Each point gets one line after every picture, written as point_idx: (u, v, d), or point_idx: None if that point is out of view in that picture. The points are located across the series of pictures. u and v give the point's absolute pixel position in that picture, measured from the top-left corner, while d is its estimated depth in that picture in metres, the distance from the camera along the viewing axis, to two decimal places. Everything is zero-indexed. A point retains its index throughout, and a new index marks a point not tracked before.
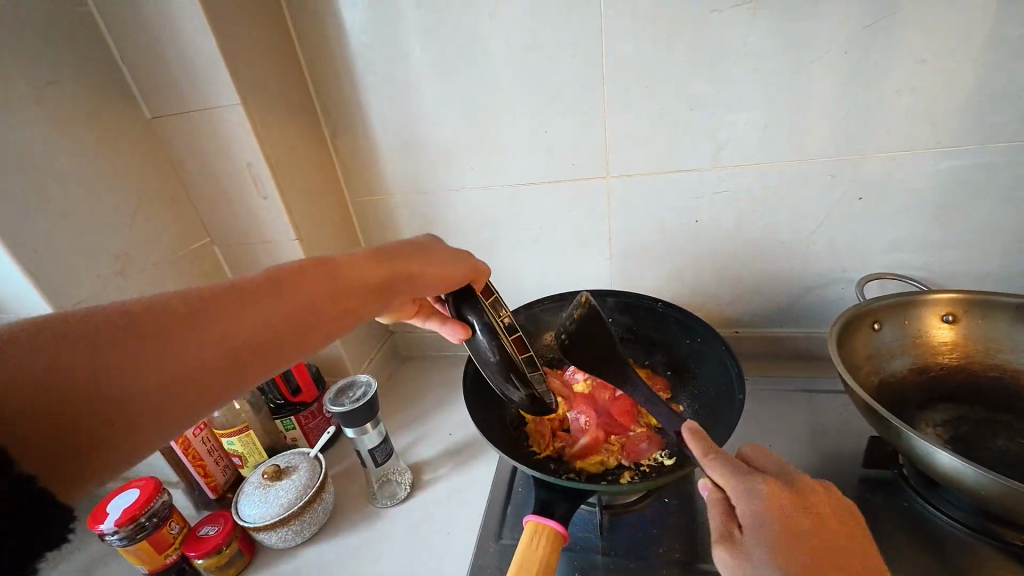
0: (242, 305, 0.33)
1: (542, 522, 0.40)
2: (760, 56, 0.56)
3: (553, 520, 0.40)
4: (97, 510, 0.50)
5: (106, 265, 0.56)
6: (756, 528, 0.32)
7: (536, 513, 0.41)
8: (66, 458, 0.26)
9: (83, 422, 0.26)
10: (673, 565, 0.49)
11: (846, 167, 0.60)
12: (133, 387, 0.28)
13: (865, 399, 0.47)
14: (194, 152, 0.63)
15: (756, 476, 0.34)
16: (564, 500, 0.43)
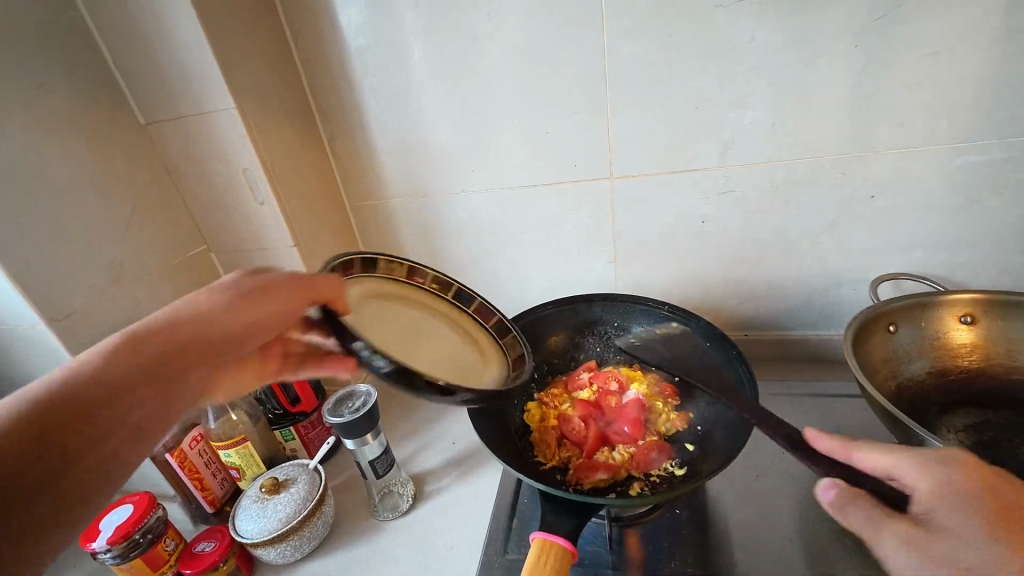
0: (137, 351, 0.34)
1: (551, 539, 0.38)
2: (768, 52, 0.55)
3: (561, 537, 0.38)
4: (90, 527, 0.49)
5: (100, 275, 0.55)
6: (943, 503, 0.32)
7: (542, 528, 0.39)
8: (68, 516, 0.31)
9: (56, 489, 0.30)
10: None
11: (858, 164, 0.59)
12: (79, 451, 0.31)
13: (884, 405, 0.45)
14: (190, 158, 0.61)
15: (943, 455, 0.34)
16: (570, 516, 0.40)
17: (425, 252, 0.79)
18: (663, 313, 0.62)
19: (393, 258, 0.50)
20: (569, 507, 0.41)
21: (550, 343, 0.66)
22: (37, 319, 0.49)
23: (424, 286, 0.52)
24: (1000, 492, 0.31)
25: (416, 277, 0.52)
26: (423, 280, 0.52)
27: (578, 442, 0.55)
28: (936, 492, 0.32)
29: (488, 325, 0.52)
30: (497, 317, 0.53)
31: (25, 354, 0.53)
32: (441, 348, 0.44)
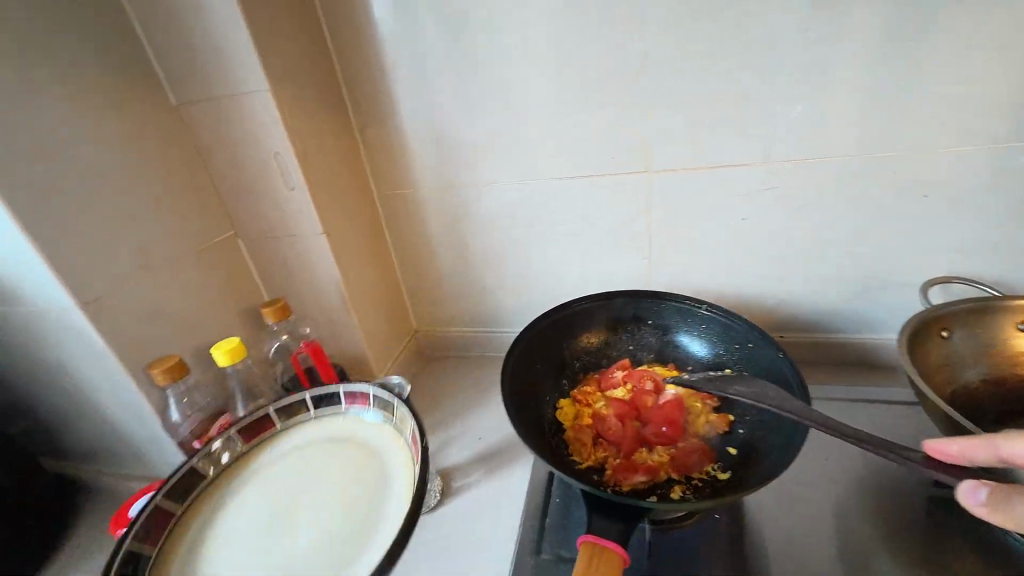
0: None
1: (600, 543, 0.37)
2: (821, 42, 0.53)
3: (611, 541, 0.37)
4: (121, 512, 0.49)
5: (130, 259, 0.54)
6: None
7: (588, 532, 0.39)
8: None
9: None
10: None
11: (912, 163, 0.56)
12: None
13: (948, 414, 0.45)
14: (221, 142, 0.60)
15: None
16: (621, 519, 0.39)
17: (452, 244, 0.77)
18: (700, 312, 0.61)
19: (235, 432, 0.54)
20: (616, 511, 0.40)
21: (582, 340, 0.64)
22: (68, 303, 0.48)
23: (282, 425, 0.56)
24: None
25: (270, 422, 0.55)
26: (276, 420, 0.56)
27: (615, 442, 0.53)
28: None
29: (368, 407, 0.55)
30: (370, 395, 0.55)
31: (54, 337, 0.52)
32: (344, 486, 0.48)
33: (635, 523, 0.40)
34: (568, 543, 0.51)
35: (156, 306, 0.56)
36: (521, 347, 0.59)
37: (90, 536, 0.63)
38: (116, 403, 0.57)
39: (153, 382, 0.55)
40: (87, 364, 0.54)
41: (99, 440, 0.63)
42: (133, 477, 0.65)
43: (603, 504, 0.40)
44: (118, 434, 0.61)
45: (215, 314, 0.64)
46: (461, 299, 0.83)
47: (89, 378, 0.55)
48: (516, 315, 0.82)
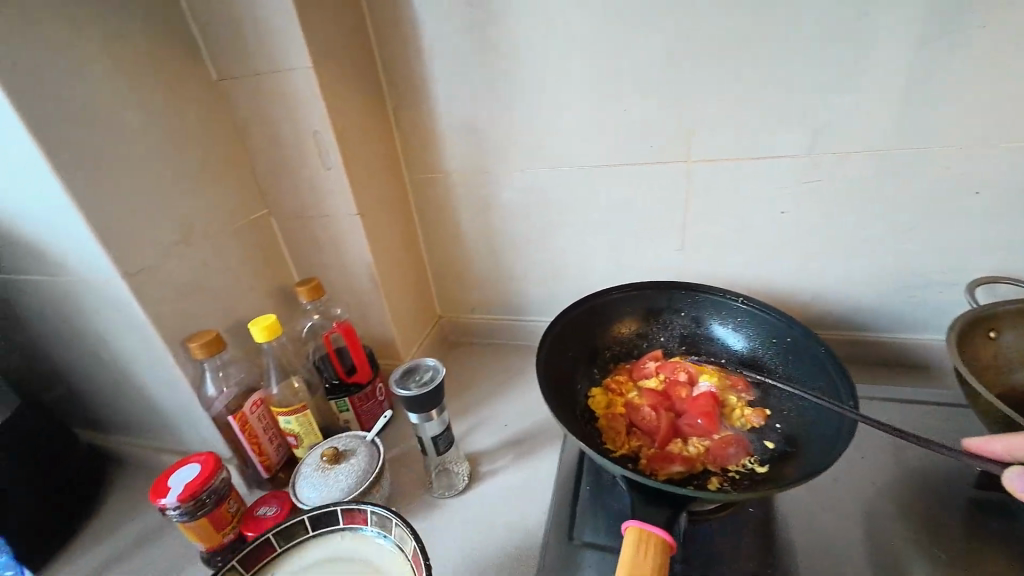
0: None
1: (647, 528, 0.40)
2: (881, 30, 0.51)
3: (657, 526, 0.40)
4: (158, 482, 0.48)
5: (171, 232, 0.54)
6: None
7: (634, 517, 0.42)
8: None
9: None
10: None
11: (966, 158, 0.54)
12: None
13: (1003, 411, 0.45)
14: (260, 120, 0.60)
15: None
16: (667, 507, 0.42)
17: (481, 230, 0.77)
18: (736, 306, 0.63)
19: (232, 566, 0.42)
20: (662, 498, 0.42)
21: (616, 329, 0.67)
22: (110, 273, 0.49)
23: (281, 547, 0.45)
24: None
25: (268, 546, 0.44)
26: (274, 545, 0.45)
27: (648, 432, 0.54)
28: None
29: (366, 526, 0.45)
30: (367, 511, 0.45)
31: (95, 308, 0.53)
32: None
33: (682, 512, 0.42)
34: (599, 529, 0.51)
35: (193, 281, 0.57)
36: (553, 336, 0.61)
37: (123, 505, 0.65)
38: (153, 375, 0.57)
39: (190, 356, 0.56)
40: (127, 336, 0.54)
41: (133, 413, 0.65)
42: (165, 449, 0.67)
43: (648, 491, 0.43)
44: (153, 407, 0.62)
45: (248, 292, 0.64)
46: (487, 286, 0.83)
47: (128, 351, 0.56)
48: (542, 304, 0.82)
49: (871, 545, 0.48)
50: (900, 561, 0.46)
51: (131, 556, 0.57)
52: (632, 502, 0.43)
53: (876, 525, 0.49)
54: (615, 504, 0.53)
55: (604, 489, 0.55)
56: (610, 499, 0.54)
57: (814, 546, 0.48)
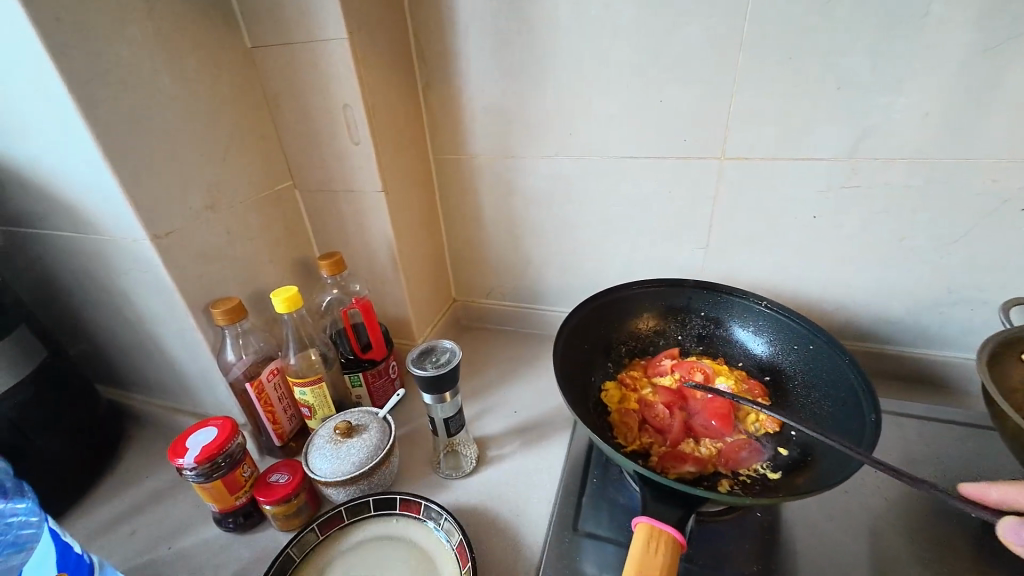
0: None
1: (658, 526, 0.40)
2: (945, 30, 0.48)
3: (669, 525, 0.40)
4: (176, 443, 0.49)
5: (198, 198, 0.54)
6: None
7: (644, 514, 0.42)
8: None
9: None
10: None
11: (1015, 172, 0.52)
12: None
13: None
14: (292, 89, 0.60)
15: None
16: (679, 506, 0.42)
17: (503, 215, 0.76)
18: (758, 309, 0.63)
19: (313, 526, 0.51)
20: (674, 496, 0.42)
21: (634, 325, 0.67)
22: (138, 233, 0.49)
23: (348, 521, 0.53)
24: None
25: (337, 519, 0.52)
26: (343, 517, 0.52)
27: (660, 429, 0.55)
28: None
29: (418, 517, 0.53)
30: (422, 504, 0.53)
31: (123, 267, 0.53)
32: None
33: (695, 512, 0.42)
34: (603, 521, 0.51)
35: (218, 248, 0.57)
36: (570, 329, 0.61)
37: (140, 461, 0.66)
38: (175, 338, 0.58)
39: (211, 321, 0.57)
40: (152, 297, 0.55)
41: (153, 373, 0.66)
42: (182, 410, 0.68)
43: (659, 488, 0.43)
44: (172, 368, 0.63)
45: (269, 261, 0.65)
46: (505, 272, 0.82)
47: (152, 312, 0.57)
48: (558, 294, 0.81)
49: (878, 559, 0.47)
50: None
51: (146, 511, 0.59)
52: (644, 497, 0.43)
53: (885, 539, 0.49)
54: (620, 499, 0.53)
55: (610, 482, 0.55)
56: (616, 493, 0.54)
57: (820, 555, 0.48)
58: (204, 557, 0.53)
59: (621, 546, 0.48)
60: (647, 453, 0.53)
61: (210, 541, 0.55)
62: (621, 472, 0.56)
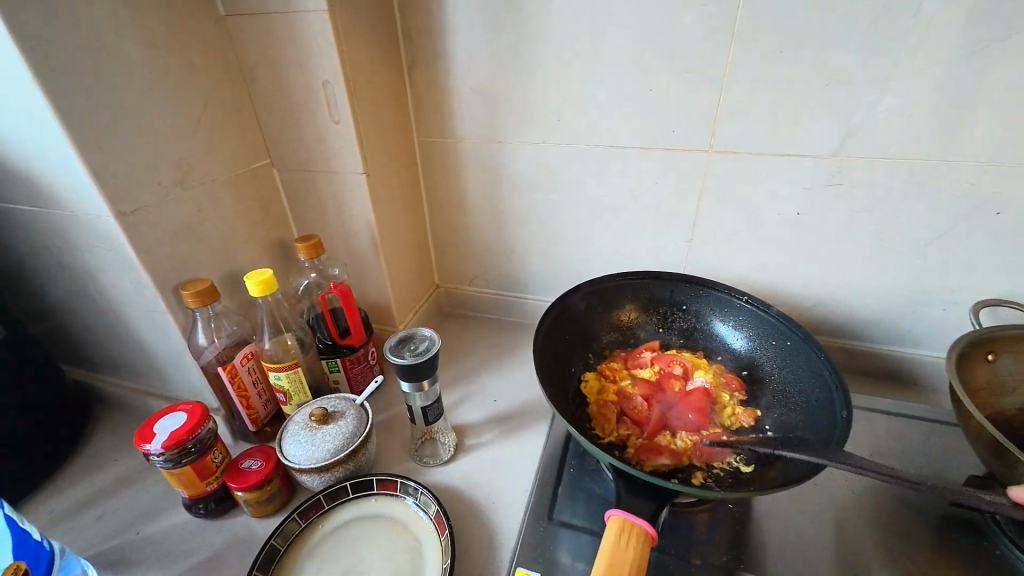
0: None
1: (630, 520, 0.41)
2: (936, 29, 0.48)
3: (641, 518, 0.41)
4: (142, 428, 0.48)
5: (167, 173, 0.52)
6: None
7: (617, 507, 0.42)
8: None
9: None
10: (715, 570, 0.47)
11: (992, 176, 0.53)
12: None
13: (993, 434, 0.45)
14: (269, 62, 0.57)
15: None
16: (650, 499, 0.42)
17: (488, 202, 0.75)
18: (739, 303, 0.64)
19: (294, 515, 0.50)
20: (646, 488, 0.43)
21: (616, 316, 0.67)
22: (101, 209, 0.47)
23: (328, 506, 0.52)
24: None
25: (317, 505, 0.52)
26: (322, 503, 0.52)
27: (637, 421, 0.55)
28: None
29: (395, 493, 0.53)
30: (398, 482, 0.54)
31: (87, 245, 0.51)
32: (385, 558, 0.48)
33: (666, 504, 0.42)
34: (578, 511, 0.52)
35: (189, 227, 0.55)
36: (551, 319, 0.61)
37: (108, 444, 0.65)
38: (144, 319, 0.56)
39: (182, 303, 0.55)
40: (119, 277, 0.53)
41: (122, 355, 0.64)
42: (152, 393, 0.66)
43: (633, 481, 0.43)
44: (142, 350, 0.61)
45: (243, 242, 0.63)
46: (488, 260, 0.81)
47: (119, 292, 0.55)
48: (541, 283, 0.81)
49: (840, 549, 0.49)
50: (867, 566, 0.47)
51: (113, 495, 0.58)
52: (617, 490, 0.44)
53: (849, 530, 0.51)
54: (596, 489, 0.54)
55: (586, 473, 0.56)
56: (593, 484, 0.55)
57: (787, 546, 0.49)
58: (174, 544, 0.52)
59: (595, 535, 0.49)
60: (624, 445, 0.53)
61: (180, 527, 0.54)
62: (598, 462, 0.57)
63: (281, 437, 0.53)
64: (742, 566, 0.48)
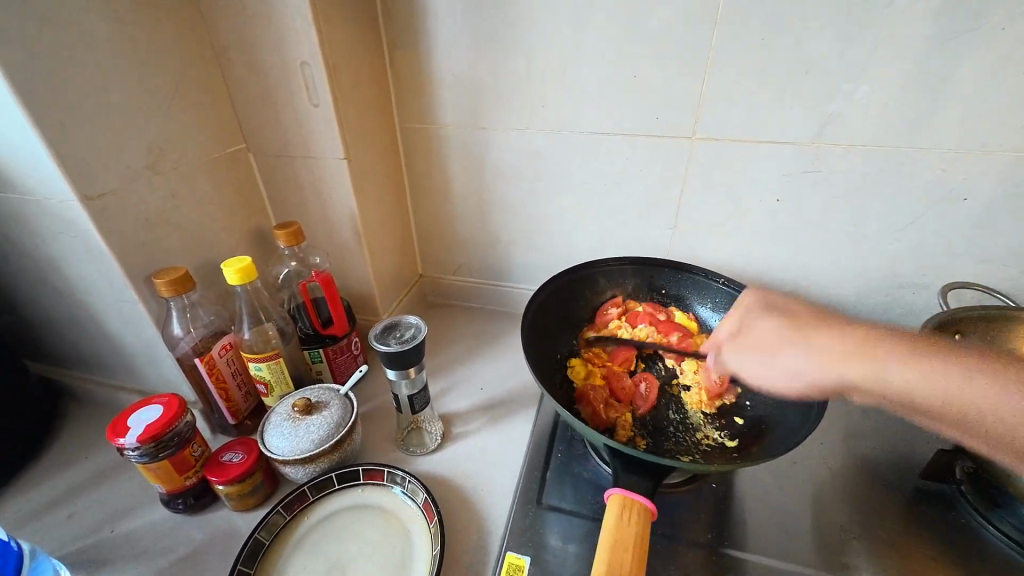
0: None
1: (630, 497, 0.42)
2: (912, 20, 0.49)
3: (640, 495, 0.42)
4: (116, 421, 0.46)
5: (137, 157, 0.49)
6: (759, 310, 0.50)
7: (615, 485, 0.44)
8: None
9: None
10: (700, 547, 0.48)
11: (961, 163, 0.55)
12: None
13: None
14: (243, 42, 0.55)
15: (805, 343, 0.45)
16: (646, 474, 0.43)
17: (472, 190, 0.74)
18: (717, 286, 0.66)
19: (278, 508, 0.49)
20: (641, 466, 0.44)
21: (599, 302, 0.69)
22: (65, 193, 0.44)
23: (313, 498, 0.51)
24: (793, 316, 0.48)
25: (302, 497, 0.51)
26: (307, 495, 0.51)
27: (626, 401, 0.57)
28: (742, 315, 0.51)
29: (382, 483, 0.53)
30: (385, 471, 0.53)
31: (51, 232, 0.48)
32: (374, 548, 0.48)
33: (661, 479, 0.43)
34: (566, 495, 0.52)
35: (162, 213, 0.53)
36: (537, 305, 0.62)
37: (76, 440, 0.62)
38: (115, 309, 0.54)
39: (155, 292, 0.53)
40: (86, 265, 0.50)
41: (90, 347, 0.61)
42: (123, 387, 0.64)
43: (628, 459, 0.44)
44: (112, 342, 0.59)
45: (219, 230, 0.61)
46: (473, 249, 0.81)
47: (86, 281, 0.52)
48: (526, 271, 0.81)
49: (818, 523, 0.51)
50: (844, 540, 0.49)
51: (86, 493, 0.55)
52: (615, 471, 0.44)
53: (826, 507, 0.52)
54: (584, 473, 0.54)
55: (573, 457, 0.56)
56: (580, 467, 0.55)
57: (768, 523, 0.50)
58: (151, 540, 0.50)
59: (583, 518, 0.50)
60: (614, 427, 0.54)
61: (158, 524, 0.52)
62: (585, 447, 0.57)
63: (263, 429, 0.52)
64: (725, 543, 0.49)
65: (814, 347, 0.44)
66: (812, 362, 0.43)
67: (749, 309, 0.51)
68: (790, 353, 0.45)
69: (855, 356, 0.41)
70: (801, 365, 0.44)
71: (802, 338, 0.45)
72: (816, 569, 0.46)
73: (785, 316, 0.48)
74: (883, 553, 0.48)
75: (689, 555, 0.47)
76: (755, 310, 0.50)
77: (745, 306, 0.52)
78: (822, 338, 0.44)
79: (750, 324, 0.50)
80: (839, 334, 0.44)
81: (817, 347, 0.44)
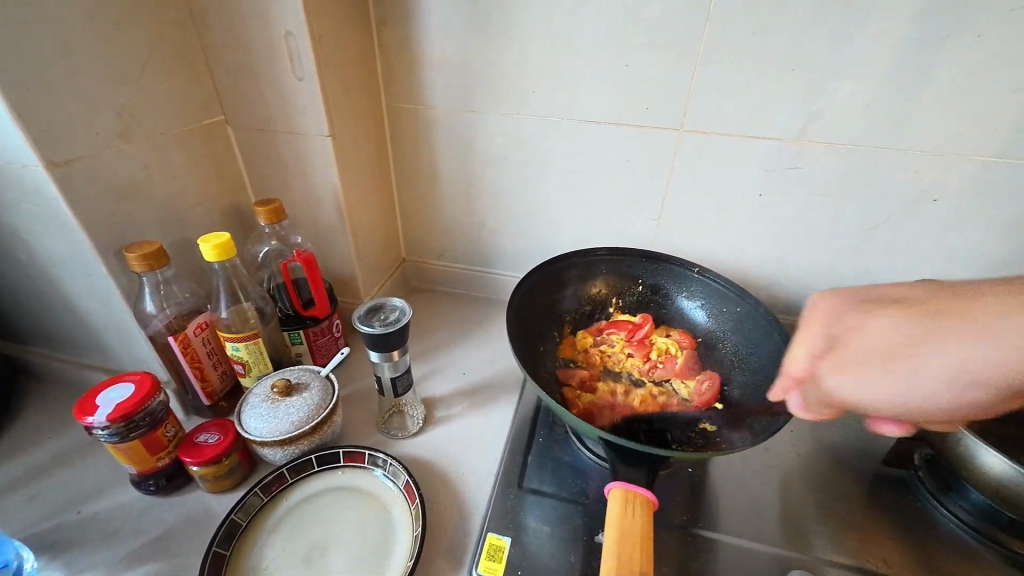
0: None
1: (632, 489, 0.43)
2: (895, 24, 0.50)
3: (641, 487, 0.43)
4: (83, 401, 0.44)
5: (108, 123, 0.47)
6: (826, 327, 0.39)
7: (616, 479, 0.45)
8: None
9: None
10: (674, 528, 0.50)
11: (933, 166, 0.57)
12: None
13: None
14: (223, 8, 0.52)
15: (844, 330, 0.37)
16: (645, 467, 0.45)
17: (459, 175, 0.74)
18: (693, 275, 0.67)
19: (256, 489, 0.49)
20: (637, 458, 0.45)
21: (583, 290, 0.69)
22: (27, 157, 0.41)
23: (291, 480, 0.51)
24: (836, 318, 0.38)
25: (280, 479, 0.50)
26: (285, 477, 0.51)
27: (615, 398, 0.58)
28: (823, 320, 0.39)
29: (362, 466, 0.53)
30: (366, 453, 0.53)
31: (13, 199, 0.46)
32: (354, 529, 0.48)
33: (657, 471, 0.45)
34: (547, 479, 0.53)
35: (133, 183, 0.50)
36: (522, 290, 0.63)
37: (39, 420, 0.59)
38: (83, 283, 0.51)
39: (127, 267, 0.50)
40: (51, 236, 0.48)
41: (55, 323, 0.58)
42: (91, 364, 0.61)
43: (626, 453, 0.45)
44: (79, 318, 0.56)
45: (193, 204, 0.58)
46: (457, 233, 0.80)
47: (50, 252, 0.49)
48: (511, 258, 0.81)
49: (786, 505, 0.53)
50: (810, 522, 0.51)
51: (50, 473, 0.53)
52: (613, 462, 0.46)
53: (794, 490, 0.55)
54: (565, 458, 0.55)
55: (556, 442, 0.57)
56: (561, 452, 0.56)
57: (738, 504, 0.53)
58: (121, 522, 0.49)
59: (563, 501, 0.50)
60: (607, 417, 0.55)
61: (127, 505, 0.50)
62: (566, 432, 0.58)
63: (239, 410, 0.50)
64: (700, 524, 0.50)
65: (951, 332, 0.32)
66: (963, 364, 0.32)
67: (826, 308, 0.39)
68: (905, 372, 0.34)
69: (954, 319, 0.33)
70: (927, 371, 0.33)
71: (915, 315, 0.35)
72: (784, 548, 0.49)
73: (865, 301, 0.38)
74: (845, 533, 0.50)
75: (663, 536, 0.49)
76: (831, 313, 0.39)
77: (825, 310, 0.40)
78: (931, 320, 0.34)
79: (847, 332, 0.37)
80: (918, 304, 0.36)
81: (938, 350, 0.32)
